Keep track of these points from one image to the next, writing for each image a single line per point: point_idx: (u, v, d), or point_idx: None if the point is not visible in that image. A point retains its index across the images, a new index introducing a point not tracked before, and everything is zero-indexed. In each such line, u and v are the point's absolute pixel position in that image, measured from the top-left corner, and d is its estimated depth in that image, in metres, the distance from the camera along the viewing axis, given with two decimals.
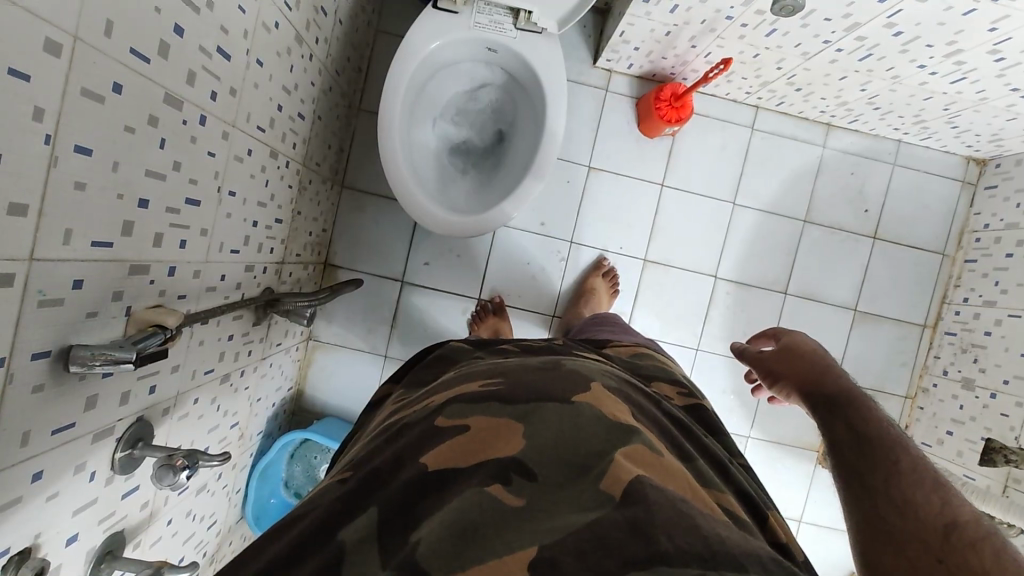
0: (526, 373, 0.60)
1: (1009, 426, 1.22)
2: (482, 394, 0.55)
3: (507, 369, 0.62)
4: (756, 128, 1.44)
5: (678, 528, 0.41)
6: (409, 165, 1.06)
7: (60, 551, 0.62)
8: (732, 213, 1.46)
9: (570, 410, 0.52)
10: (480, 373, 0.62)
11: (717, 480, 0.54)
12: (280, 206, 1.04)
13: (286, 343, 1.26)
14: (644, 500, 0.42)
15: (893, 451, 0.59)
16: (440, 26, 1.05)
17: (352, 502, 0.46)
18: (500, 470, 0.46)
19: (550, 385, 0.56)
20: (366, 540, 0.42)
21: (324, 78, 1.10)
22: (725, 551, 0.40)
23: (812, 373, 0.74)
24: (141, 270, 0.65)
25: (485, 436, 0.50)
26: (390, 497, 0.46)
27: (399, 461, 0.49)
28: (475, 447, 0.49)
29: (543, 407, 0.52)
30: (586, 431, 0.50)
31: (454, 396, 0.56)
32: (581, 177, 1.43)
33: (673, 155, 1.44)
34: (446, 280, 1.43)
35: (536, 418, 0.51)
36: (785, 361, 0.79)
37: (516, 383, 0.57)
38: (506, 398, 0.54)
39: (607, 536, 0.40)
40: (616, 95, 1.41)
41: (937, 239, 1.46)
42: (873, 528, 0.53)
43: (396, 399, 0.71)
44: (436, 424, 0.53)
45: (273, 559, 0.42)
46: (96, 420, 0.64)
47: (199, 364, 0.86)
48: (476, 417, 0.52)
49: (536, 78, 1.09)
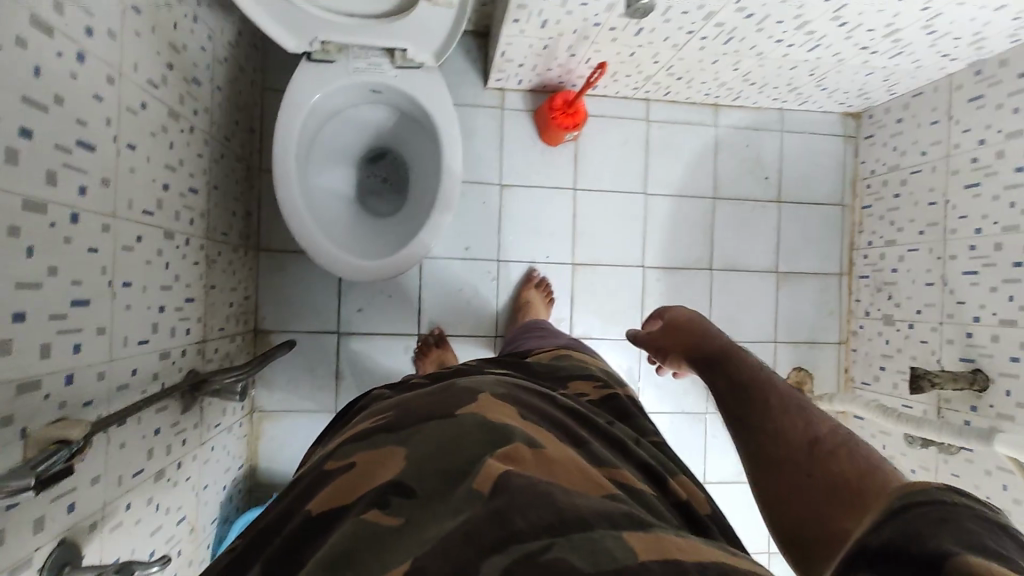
0: (422, 398, 0.61)
1: (931, 352, 1.31)
2: (372, 431, 0.56)
3: (404, 399, 0.62)
4: (651, 120, 1.50)
5: (534, 506, 0.41)
6: (312, 214, 1.05)
7: None
8: (646, 202, 1.51)
9: (450, 425, 0.53)
10: (381, 409, 0.63)
11: (614, 462, 0.55)
12: (188, 284, 1.01)
13: (226, 422, 1.21)
14: (508, 491, 0.43)
15: (766, 391, 0.72)
16: (320, 78, 1.04)
17: (239, 566, 0.46)
18: (377, 497, 0.46)
19: (435, 406, 0.57)
20: None
21: (212, 147, 1.08)
22: (575, 516, 0.40)
23: (692, 338, 0.87)
24: (31, 386, 0.61)
25: (368, 468, 0.50)
26: (273, 550, 0.45)
27: (288, 515, 0.49)
28: (358, 482, 0.49)
29: (424, 429, 0.53)
30: (464, 440, 0.50)
31: (348, 439, 0.56)
32: (495, 195, 1.45)
33: (580, 158, 1.48)
34: (382, 323, 1.41)
35: (417, 441, 0.51)
36: (669, 334, 0.90)
37: (404, 412, 0.58)
38: (392, 429, 0.55)
39: (463, 531, 0.39)
40: (514, 111, 1.45)
41: (835, 191, 1.56)
42: (758, 460, 0.64)
43: (311, 457, 0.70)
44: (326, 469, 0.53)
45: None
46: (9, 556, 0.59)
47: (126, 466, 0.82)
48: (362, 452, 0.53)
49: (426, 110, 1.09)
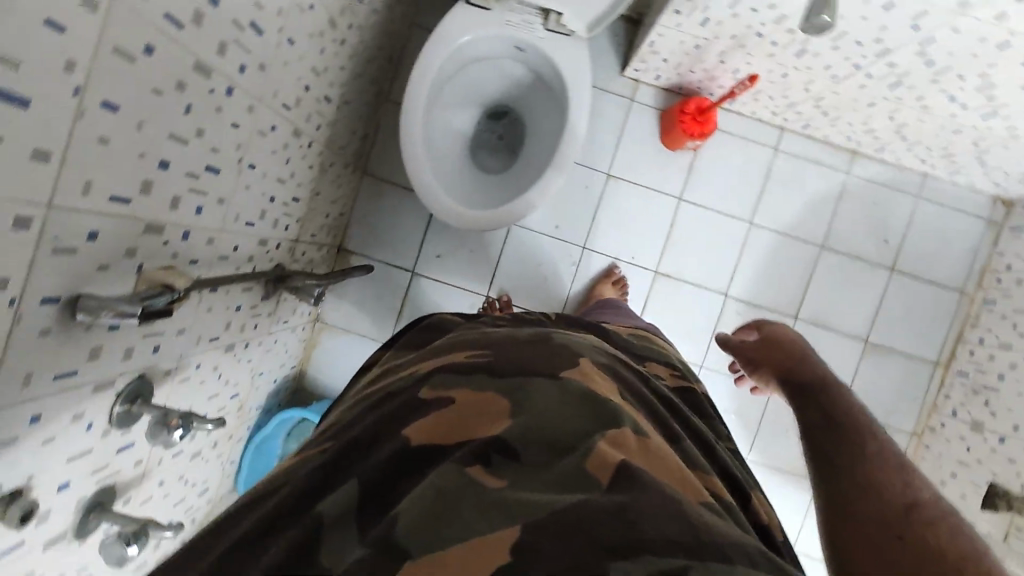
0: (515, 346, 0.61)
1: (1016, 473, 1.19)
2: (470, 367, 0.56)
3: (497, 339, 0.63)
4: (780, 149, 1.43)
5: (664, 517, 0.40)
6: (426, 150, 1.07)
7: (52, 494, 0.64)
8: (749, 231, 1.45)
9: (557, 387, 0.53)
10: (471, 342, 0.63)
11: (704, 462, 0.55)
12: (300, 184, 1.06)
13: (293, 321, 1.27)
14: (632, 490, 0.42)
15: (864, 436, 0.70)
16: (470, 22, 1.05)
17: (331, 471, 0.46)
18: (481, 450, 0.45)
19: (537, 360, 0.57)
20: (345, 513, 0.42)
21: (354, 63, 1.12)
22: (711, 541, 0.39)
23: (787, 363, 0.90)
24: (154, 229, 0.67)
25: (470, 412, 0.50)
26: (370, 468, 0.45)
27: (381, 433, 0.49)
28: (461, 424, 0.49)
29: (529, 384, 0.53)
30: (572, 411, 0.50)
31: (442, 367, 0.56)
32: (599, 183, 1.43)
33: (694, 169, 1.43)
34: (455, 275, 1.43)
35: (522, 396, 0.51)
36: (765, 349, 0.95)
37: (503, 356, 0.58)
38: (493, 372, 0.55)
39: (588, 519, 0.39)
40: (641, 105, 1.41)
41: (957, 276, 1.44)
42: (836, 503, 0.61)
43: (381, 364, 0.72)
44: (421, 394, 0.53)
45: (243, 532, 0.42)
46: (98, 372, 0.65)
47: (206, 330, 0.88)
48: (461, 388, 0.53)
49: (562, 79, 1.08)
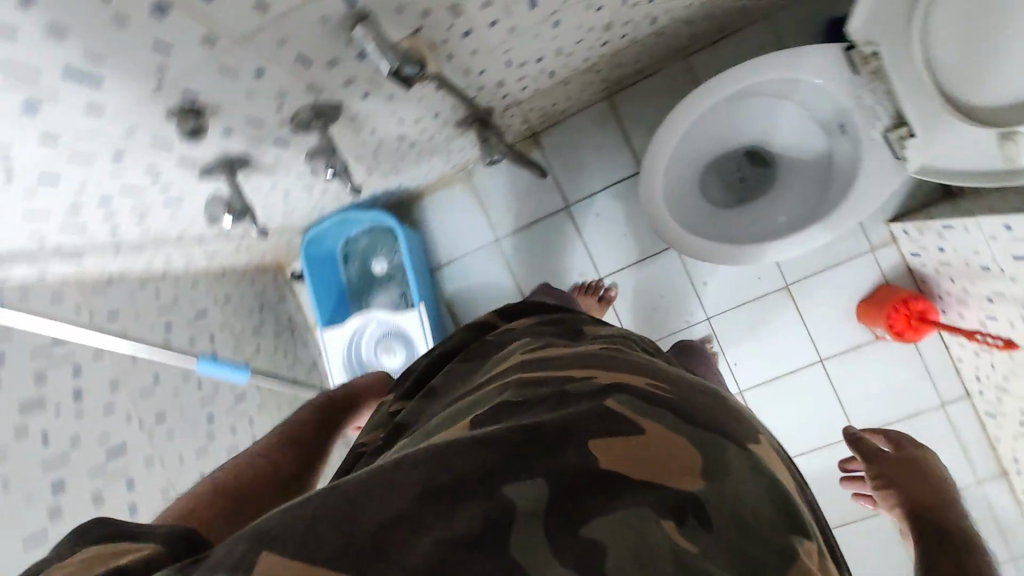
0: (696, 393, 0.55)
1: None
2: (655, 396, 0.51)
3: (675, 378, 0.57)
4: (946, 408, 1.27)
5: None
6: (674, 152, 1.05)
7: (215, 131, 0.68)
8: (846, 440, 1.32)
9: (748, 459, 0.48)
10: (648, 368, 0.58)
11: None
12: (565, 65, 1.02)
13: (452, 157, 1.27)
14: None
15: None
16: (826, 66, 0.93)
17: (516, 454, 0.42)
18: (675, 507, 0.41)
19: (724, 416, 0.53)
20: (534, 516, 0.38)
21: (698, 10, 1.04)
22: None
23: (928, 508, 0.59)
24: (455, 11, 0.65)
25: (660, 452, 0.45)
26: (555, 472, 0.41)
27: (563, 429, 0.44)
28: (648, 459, 0.44)
29: (721, 443, 0.48)
30: (762, 498, 0.45)
31: (625, 383, 0.51)
32: (773, 285, 1.32)
33: (859, 351, 1.29)
34: (593, 240, 1.39)
35: (715, 454, 0.47)
36: (898, 473, 0.65)
37: (686, 398, 0.53)
38: (682, 412, 0.50)
39: None
40: (875, 261, 1.26)
41: None
42: None
43: (524, 341, 0.67)
44: (604, 404, 0.48)
45: (426, 486, 0.38)
46: (320, 77, 0.67)
47: (402, 111, 0.88)
48: (649, 417, 0.48)
49: (853, 172, 0.98)
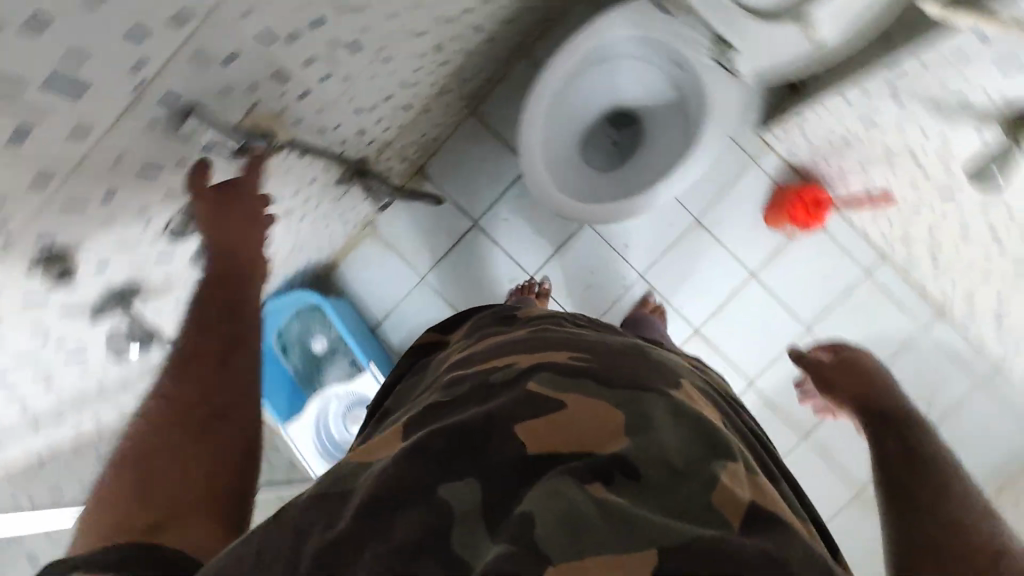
0: (617, 359, 0.60)
1: None
2: (576, 370, 0.56)
3: (593, 348, 0.62)
4: (872, 275, 1.35)
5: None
6: (542, 129, 1.09)
7: (88, 269, 0.67)
8: (802, 336, 1.40)
9: (670, 407, 0.53)
10: (567, 343, 0.63)
11: (795, 505, 0.53)
12: (416, 95, 1.05)
13: (349, 216, 1.29)
14: (770, 539, 0.41)
15: (955, 488, 0.64)
16: (643, 19, 1.02)
17: (449, 458, 0.46)
18: (601, 468, 0.45)
19: (639, 374, 0.57)
20: (471, 513, 0.42)
21: (515, 7, 1.10)
22: None
23: (867, 391, 0.84)
24: (281, 78, 0.67)
25: (583, 422, 0.49)
26: (489, 466, 0.45)
27: (490, 420, 0.49)
28: (574, 433, 0.48)
29: (640, 399, 0.53)
30: (677, 434, 0.49)
31: (547, 364, 0.56)
32: (684, 224, 1.39)
33: (781, 254, 1.37)
34: (511, 244, 1.43)
35: (634, 408, 0.51)
36: (841, 373, 0.89)
37: (604, 366, 0.58)
38: (602, 382, 0.55)
39: (741, 559, 0.37)
40: (761, 171, 1.35)
41: (978, 477, 1.37)
42: (899, 509, 0.64)
43: (465, 344, 0.72)
44: (527, 388, 0.52)
45: (366, 502, 0.44)
46: (173, 181, 0.67)
47: (276, 187, 0.89)
48: (571, 394, 0.52)
49: (702, 104, 1.06)
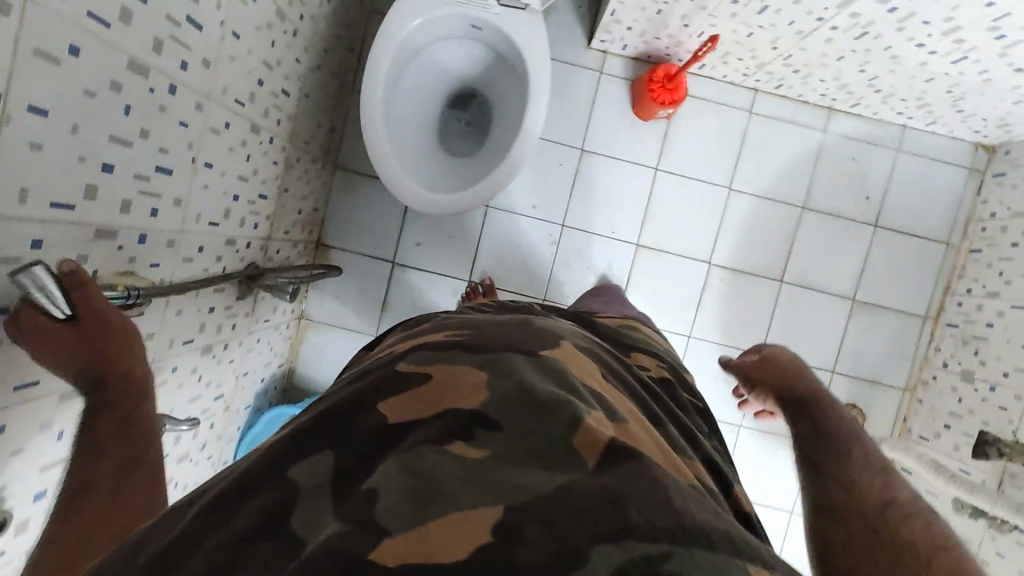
0: (494, 329, 0.61)
1: (1008, 420, 1.19)
2: (449, 343, 0.57)
3: (476, 322, 0.64)
4: (755, 112, 1.41)
5: (652, 503, 0.39)
6: (389, 140, 1.06)
7: (26, 505, 0.65)
8: (728, 198, 1.43)
9: (536, 364, 0.54)
10: (450, 326, 0.64)
11: (683, 447, 0.55)
12: (264, 181, 1.05)
13: (275, 319, 1.28)
14: (618, 474, 0.42)
15: (848, 443, 0.68)
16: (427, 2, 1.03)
17: (309, 438, 0.45)
18: (460, 429, 0.45)
19: (516, 340, 0.59)
20: (321, 486, 0.41)
21: (311, 55, 1.11)
22: (696, 528, 0.38)
23: (788, 380, 0.88)
24: (108, 234, 0.66)
25: (447, 387, 0.50)
26: (349, 441, 0.45)
27: (357, 403, 0.49)
28: (437, 399, 0.49)
29: (508, 360, 0.54)
30: (539, 387, 0.50)
31: (422, 344, 0.57)
32: (573, 159, 1.42)
33: (669, 138, 1.41)
34: (436, 262, 1.43)
35: (500, 368, 0.53)
36: (762, 369, 0.92)
37: (480, 335, 0.59)
38: (473, 350, 0.56)
39: (579, 503, 0.39)
40: (611, 77, 1.40)
41: (939, 232, 1.43)
42: (817, 475, 0.63)
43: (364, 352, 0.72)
44: (397, 367, 0.53)
45: (209, 501, 0.40)
46: (62, 381, 0.65)
47: (177, 333, 0.87)
48: (438, 365, 0.53)
49: (518, 50, 1.07)
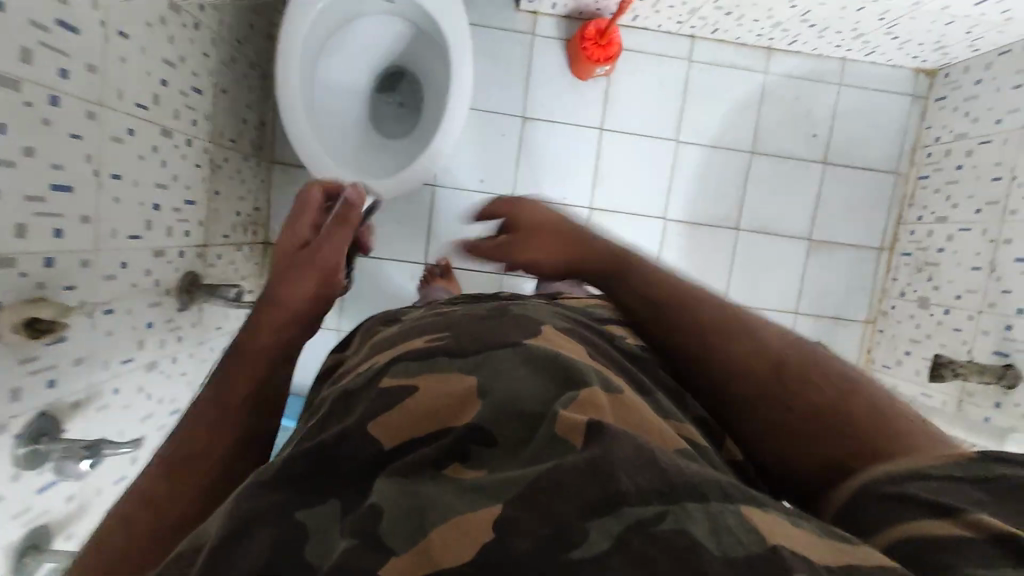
0: (474, 323, 0.55)
1: (963, 340, 1.21)
2: (430, 349, 0.50)
3: (424, 323, 0.58)
4: (694, 60, 1.38)
5: (640, 467, 0.34)
6: (311, 124, 1.03)
7: None
8: (676, 150, 1.42)
9: (519, 353, 0.48)
10: (397, 334, 0.58)
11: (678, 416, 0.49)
12: (188, 186, 1.01)
13: (227, 326, 1.25)
14: (605, 440, 0.36)
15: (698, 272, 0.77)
16: None
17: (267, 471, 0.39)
18: (446, 444, 0.39)
19: (496, 331, 0.52)
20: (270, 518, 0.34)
21: (220, 48, 1.06)
22: (683, 482, 0.34)
23: None
24: (6, 262, 0.61)
25: (426, 397, 0.43)
26: (305, 463, 0.38)
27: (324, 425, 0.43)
28: (414, 410, 0.42)
29: (492, 357, 0.48)
30: (521, 380, 0.44)
31: (399, 355, 0.50)
32: (515, 128, 1.39)
33: (610, 96, 1.38)
34: (389, 248, 1.40)
35: (484, 368, 0.46)
36: None
37: (463, 334, 0.52)
38: (454, 351, 0.49)
39: (561, 482, 0.33)
40: (544, 38, 1.35)
41: (886, 162, 1.43)
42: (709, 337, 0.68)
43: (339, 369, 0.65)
44: (380, 384, 0.46)
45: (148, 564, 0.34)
46: None
47: (113, 354, 0.84)
48: (421, 375, 0.46)
49: (434, 23, 1.02)
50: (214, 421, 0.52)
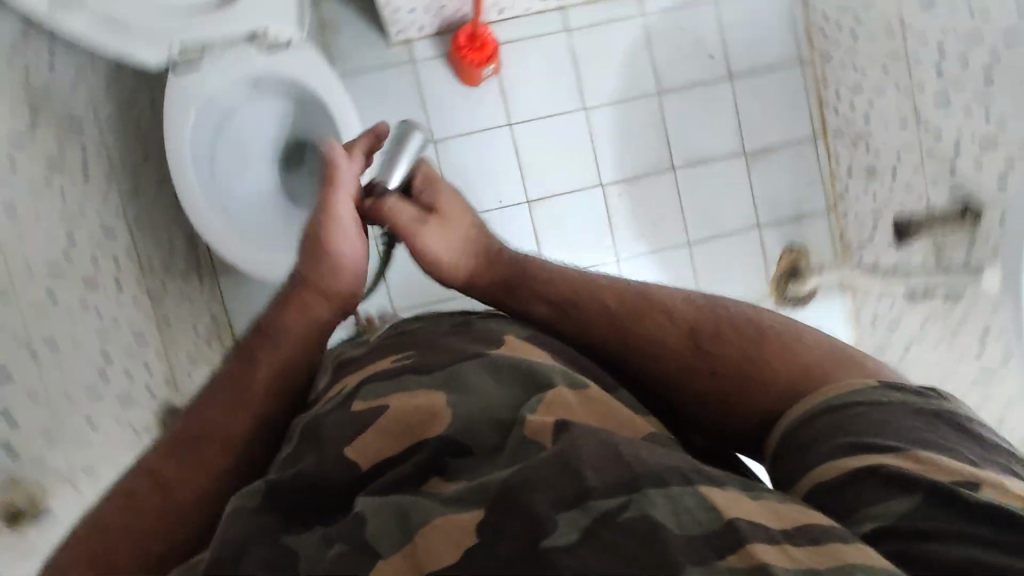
0: (441, 338, 0.54)
1: (918, 194, 1.21)
2: (396, 368, 0.49)
3: (379, 342, 0.58)
4: (571, 28, 1.39)
5: (604, 459, 0.37)
6: (219, 216, 1.04)
7: None
8: (588, 117, 1.43)
9: (488, 364, 0.48)
10: (351, 357, 0.58)
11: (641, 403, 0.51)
12: (135, 326, 1.01)
13: None
14: (572, 437, 0.39)
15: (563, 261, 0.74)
16: (199, 78, 1.00)
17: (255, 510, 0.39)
18: (422, 462, 0.41)
19: (458, 346, 0.52)
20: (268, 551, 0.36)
21: (119, 187, 1.07)
22: (645, 467, 0.37)
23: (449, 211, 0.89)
24: None
25: (401, 416, 0.44)
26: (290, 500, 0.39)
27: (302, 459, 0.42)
28: (388, 431, 0.43)
29: (461, 371, 0.47)
30: (492, 392, 0.45)
31: (372, 373, 0.50)
32: (430, 155, 1.39)
33: (506, 91, 1.39)
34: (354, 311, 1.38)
35: (456, 383, 0.46)
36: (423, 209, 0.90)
37: (426, 351, 0.52)
38: (421, 368, 0.48)
39: (536, 480, 0.36)
40: (424, 61, 1.37)
41: (787, 56, 1.44)
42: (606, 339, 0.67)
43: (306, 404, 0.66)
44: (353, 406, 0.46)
45: None
46: None
47: None
48: (394, 395, 0.46)
49: (309, 90, 1.04)
50: (204, 424, 0.54)
